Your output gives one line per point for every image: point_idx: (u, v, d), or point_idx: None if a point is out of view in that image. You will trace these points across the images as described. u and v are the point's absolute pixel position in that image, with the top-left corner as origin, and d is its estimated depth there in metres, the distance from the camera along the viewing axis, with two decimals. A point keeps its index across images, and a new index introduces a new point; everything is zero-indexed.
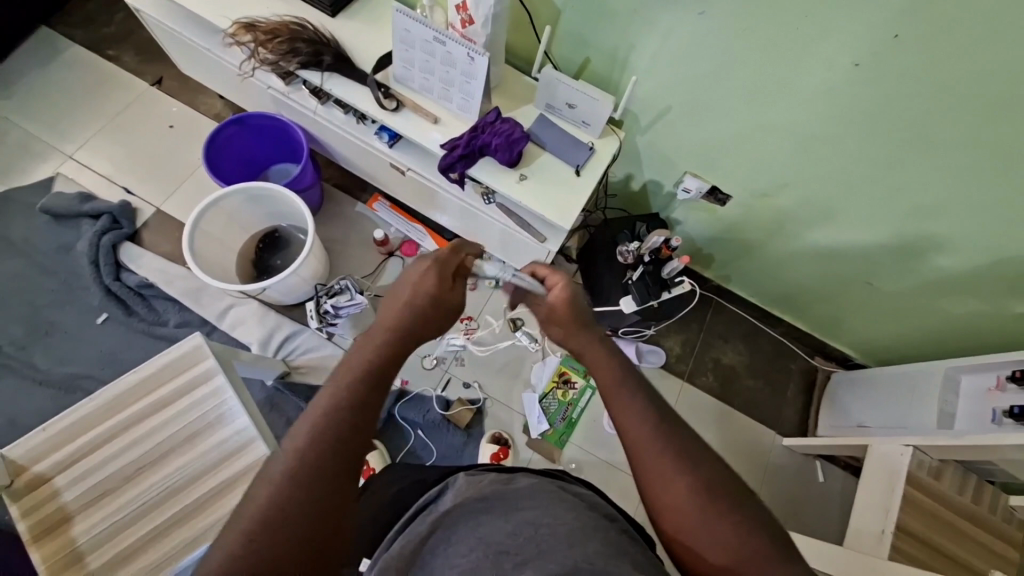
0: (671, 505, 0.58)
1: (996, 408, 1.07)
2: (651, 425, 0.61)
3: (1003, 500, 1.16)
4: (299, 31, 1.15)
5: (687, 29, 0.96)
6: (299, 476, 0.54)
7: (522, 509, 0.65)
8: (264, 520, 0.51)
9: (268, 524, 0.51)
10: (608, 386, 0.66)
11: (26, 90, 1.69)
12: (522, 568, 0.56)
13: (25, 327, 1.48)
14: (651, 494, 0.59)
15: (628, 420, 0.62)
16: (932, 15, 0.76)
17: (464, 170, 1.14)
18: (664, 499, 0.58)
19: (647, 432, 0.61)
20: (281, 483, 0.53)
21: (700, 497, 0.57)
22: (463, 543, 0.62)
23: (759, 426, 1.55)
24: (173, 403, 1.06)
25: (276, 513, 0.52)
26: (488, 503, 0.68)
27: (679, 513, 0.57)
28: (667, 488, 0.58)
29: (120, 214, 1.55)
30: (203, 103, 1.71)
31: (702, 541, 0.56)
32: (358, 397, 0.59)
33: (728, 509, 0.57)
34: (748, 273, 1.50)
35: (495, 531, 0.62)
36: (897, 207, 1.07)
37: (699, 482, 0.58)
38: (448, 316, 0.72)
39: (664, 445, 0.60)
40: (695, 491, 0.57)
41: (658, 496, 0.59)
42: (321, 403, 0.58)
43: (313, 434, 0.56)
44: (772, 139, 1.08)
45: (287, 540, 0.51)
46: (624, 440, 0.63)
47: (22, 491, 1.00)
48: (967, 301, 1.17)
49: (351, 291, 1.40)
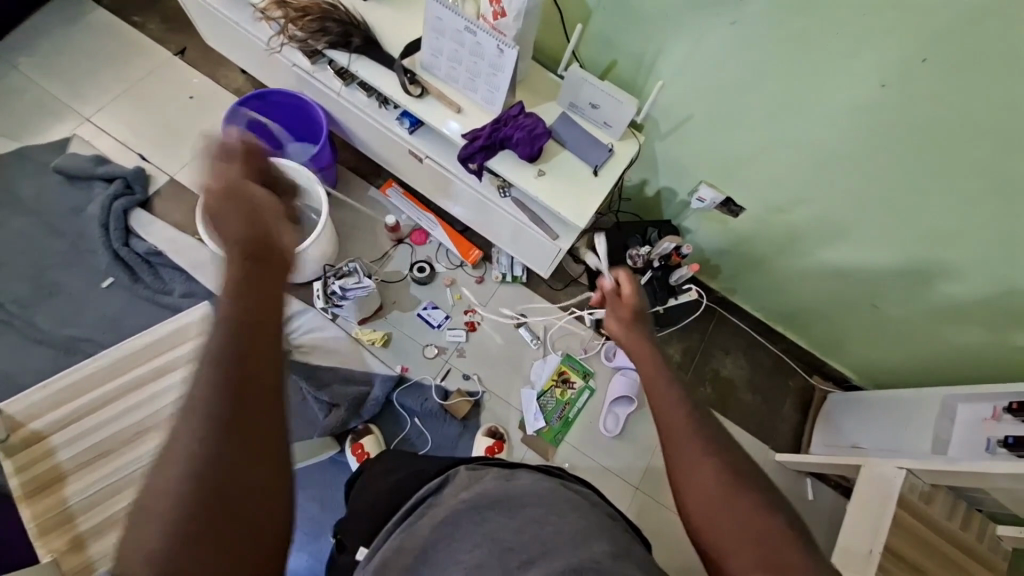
0: (697, 487, 0.60)
1: (991, 438, 1.08)
2: (685, 409, 0.65)
3: (990, 528, 1.18)
4: (330, 10, 1.16)
5: (718, 38, 0.97)
6: (209, 448, 0.46)
7: (527, 504, 0.66)
8: (178, 509, 0.44)
9: (185, 511, 0.45)
10: (648, 373, 0.71)
11: (48, 50, 1.68)
12: (528, 567, 0.59)
13: (29, 286, 1.48)
14: (680, 474, 0.62)
15: (665, 406, 0.66)
16: (964, 40, 0.77)
17: (484, 161, 1.15)
18: (689, 478, 0.61)
19: (675, 407, 0.66)
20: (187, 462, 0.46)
21: (728, 481, 0.59)
22: (467, 539, 0.63)
23: (754, 440, 1.55)
24: (177, 369, 1.07)
25: (196, 493, 0.45)
26: (491, 498, 0.68)
27: (704, 493, 0.59)
28: (694, 469, 0.61)
29: (134, 180, 1.55)
30: (225, 76, 1.71)
31: (723, 523, 0.58)
32: (244, 326, 0.51)
33: (752, 492, 0.59)
34: (755, 288, 1.51)
35: (501, 527, 0.63)
36: (911, 231, 1.08)
37: (728, 469, 0.60)
38: (247, 206, 0.61)
39: (698, 429, 0.63)
40: (723, 474, 0.60)
41: (686, 477, 0.61)
42: (202, 368, 0.49)
43: (197, 406, 0.47)
44: (791, 154, 1.09)
45: (201, 525, 0.45)
46: (658, 422, 0.66)
47: (18, 447, 0.99)
48: (970, 329, 1.19)
49: (359, 275, 1.43)
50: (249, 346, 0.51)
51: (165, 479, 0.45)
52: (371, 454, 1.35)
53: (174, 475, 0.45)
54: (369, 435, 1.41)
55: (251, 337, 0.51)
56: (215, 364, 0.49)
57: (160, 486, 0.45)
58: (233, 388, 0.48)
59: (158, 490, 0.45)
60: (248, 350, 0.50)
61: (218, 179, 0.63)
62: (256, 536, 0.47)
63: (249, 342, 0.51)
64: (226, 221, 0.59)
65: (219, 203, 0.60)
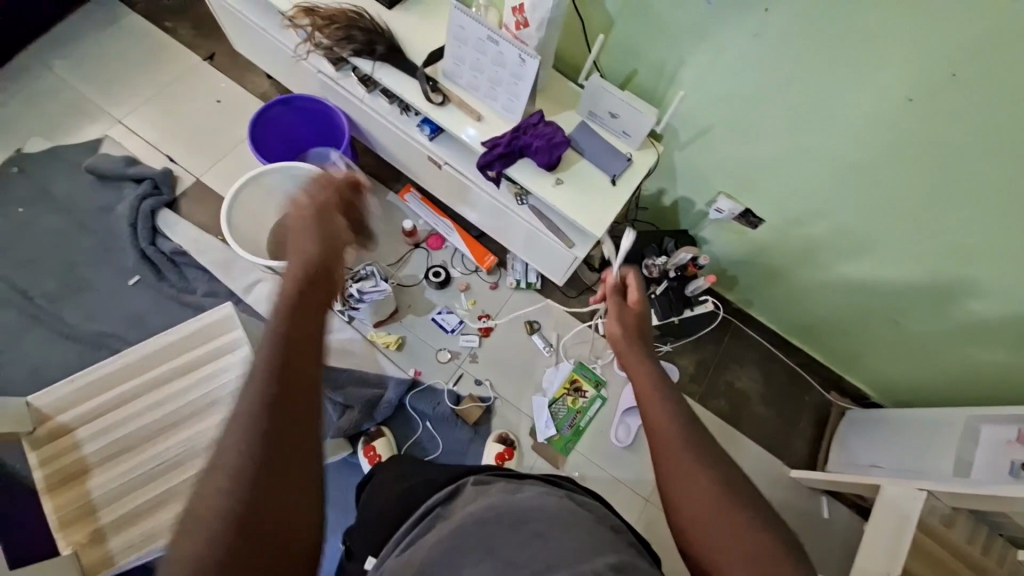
0: (691, 500, 0.61)
1: (1015, 461, 1.05)
2: (678, 421, 0.66)
3: (1012, 555, 1.15)
4: (356, 19, 1.18)
5: (741, 50, 0.96)
6: (251, 458, 0.46)
7: (531, 520, 0.68)
8: (212, 543, 0.43)
9: (219, 541, 0.44)
10: (639, 384, 0.72)
11: (84, 53, 1.74)
12: None
13: (59, 282, 1.52)
14: (672, 489, 0.63)
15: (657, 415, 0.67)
16: (994, 55, 0.76)
17: (502, 169, 1.16)
18: (683, 492, 0.62)
19: (669, 420, 0.67)
20: (229, 485, 0.45)
21: (721, 494, 0.60)
22: (470, 554, 0.64)
23: (768, 455, 1.53)
24: (198, 368, 1.09)
25: (236, 507, 0.45)
26: (495, 513, 0.70)
27: (694, 506, 0.60)
28: (688, 480, 0.62)
29: (162, 181, 1.60)
30: (251, 81, 1.75)
31: (715, 535, 0.59)
32: (290, 348, 0.53)
33: (745, 509, 0.59)
34: (772, 300, 1.50)
35: (503, 542, 0.65)
36: (936, 248, 1.06)
37: (721, 482, 0.61)
38: (324, 226, 0.67)
39: (690, 442, 0.64)
40: (716, 488, 0.61)
41: (679, 490, 0.62)
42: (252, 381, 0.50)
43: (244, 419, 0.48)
44: (812, 167, 1.08)
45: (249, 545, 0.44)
46: (651, 436, 0.67)
47: (45, 439, 1.03)
48: (993, 349, 1.16)
49: (376, 278, 1.44)
50: (299, 365, 0.52)
51: (210, 494, 0.45)
52: (382, 456, 1.36)
53: (218, 491, 0.45)
54: (381, 437, 1.43)
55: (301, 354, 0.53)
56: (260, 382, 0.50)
57: (203, 504, 0.44)
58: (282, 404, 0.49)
59: (197, 515, 0.44)
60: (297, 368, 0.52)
61: (321, 194, 0.70)
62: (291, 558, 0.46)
63: (300, 363, 0.52)
64: (303, 232, 0.66)
65: (303, 221, 0.67)
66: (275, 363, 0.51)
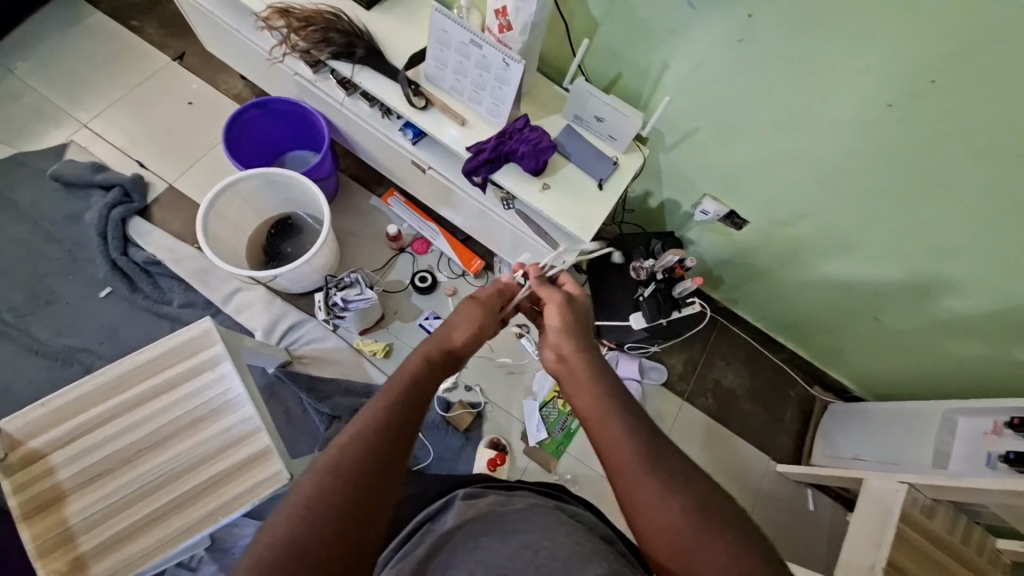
0: (660, 532, 0.59)
1: (992, 452, 1.08)
2: (633, 448, 0.64)
3: (990, 542, 1.19)
4: (333, 21, 1.14)
5: (724, 54, 0.96)
6: (348, 463, 0.61)
7: (522, 531, 0.67)
8: (305, 520, 0.57)
9: (317, 519, 0.57)
10: (593, 412, 0.69)
11: (43, 54, 1.66)
12: None
13: (25, 295, 1.46)
14: (640, 520, 0.61)
15: (609, 442, 0.65)
16: (973, 62, 0.77)
17: (488, 174, 1.15)
18: (652, 524, 0.60)
19: (624, 449, 0.64)
20: (329, 477, 0.59)
21: (693, 518, 0.58)
22: (462, 567, 0.64)
23: (755, 451, 1.56)
24: (178, 387, 1.05)
25: (329, 497, 0.58)
26: (486, 525, 0.70)
27: (668, 538, 0.59)
28: (658, 512, 0.59)
29: (132, 188, 1.53)
30: (224, 82, 1.69)
31: (696, 564, 0.57)
32: (393, 415, 0.66)
33: (720, 528, 0.58)
34: (757, 298, 1.51)
35: (496, 553, 0.64)
36: (917, 247, 1.08)
37: (690, 504, 0.59)
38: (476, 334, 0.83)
39: (651, 466, 0.62)
40: (688, 514, 0.59)
41: (647, 521, 0.60)
42: (359, 418, 0.65)
43: (351, 441, 0.62)
44: (796, 170, 1.09)
45: (333, 530, 0.57)
46: (608, 468, 0.65)
47: (16, 466, 0.98)
48: (970, 343, 1.19)
49: (361, 285, 1.41)
50: (392, 432, 0.64)
51: (315, 478, 0.59)
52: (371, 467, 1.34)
53: (322, 477, 0.60)
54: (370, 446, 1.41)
55: (393, 421, 0.65)
56: (366, 421, 0.65)
57: (313, 486, 0.59)
58: (379, 435, 0.64)
59: (303, 490, 0.59)
60: (392, 431, 0.65)
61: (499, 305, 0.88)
62: (359, 553, 0.57)
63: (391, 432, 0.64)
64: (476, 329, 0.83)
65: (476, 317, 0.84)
66: (383, 416, 0.65)
